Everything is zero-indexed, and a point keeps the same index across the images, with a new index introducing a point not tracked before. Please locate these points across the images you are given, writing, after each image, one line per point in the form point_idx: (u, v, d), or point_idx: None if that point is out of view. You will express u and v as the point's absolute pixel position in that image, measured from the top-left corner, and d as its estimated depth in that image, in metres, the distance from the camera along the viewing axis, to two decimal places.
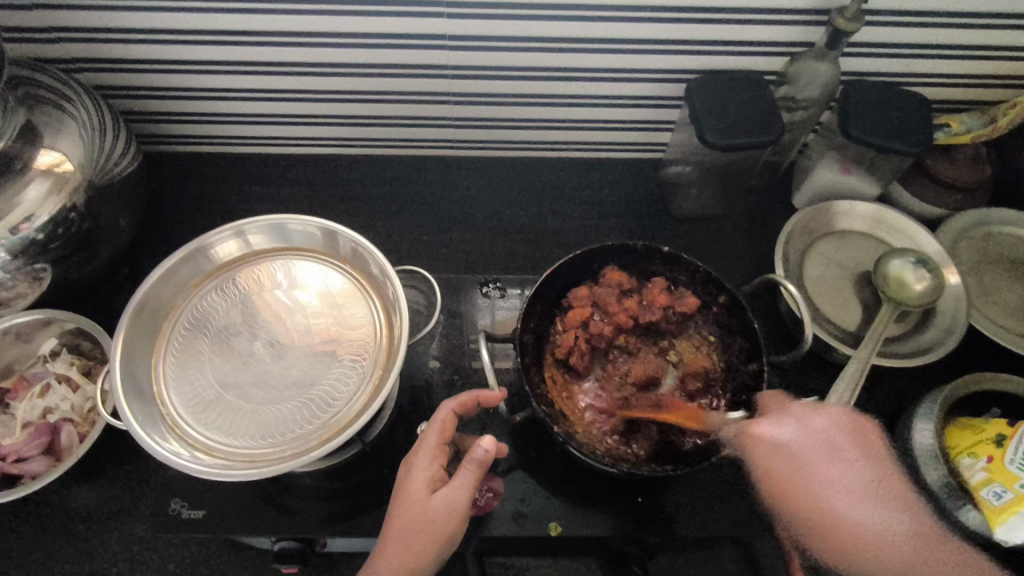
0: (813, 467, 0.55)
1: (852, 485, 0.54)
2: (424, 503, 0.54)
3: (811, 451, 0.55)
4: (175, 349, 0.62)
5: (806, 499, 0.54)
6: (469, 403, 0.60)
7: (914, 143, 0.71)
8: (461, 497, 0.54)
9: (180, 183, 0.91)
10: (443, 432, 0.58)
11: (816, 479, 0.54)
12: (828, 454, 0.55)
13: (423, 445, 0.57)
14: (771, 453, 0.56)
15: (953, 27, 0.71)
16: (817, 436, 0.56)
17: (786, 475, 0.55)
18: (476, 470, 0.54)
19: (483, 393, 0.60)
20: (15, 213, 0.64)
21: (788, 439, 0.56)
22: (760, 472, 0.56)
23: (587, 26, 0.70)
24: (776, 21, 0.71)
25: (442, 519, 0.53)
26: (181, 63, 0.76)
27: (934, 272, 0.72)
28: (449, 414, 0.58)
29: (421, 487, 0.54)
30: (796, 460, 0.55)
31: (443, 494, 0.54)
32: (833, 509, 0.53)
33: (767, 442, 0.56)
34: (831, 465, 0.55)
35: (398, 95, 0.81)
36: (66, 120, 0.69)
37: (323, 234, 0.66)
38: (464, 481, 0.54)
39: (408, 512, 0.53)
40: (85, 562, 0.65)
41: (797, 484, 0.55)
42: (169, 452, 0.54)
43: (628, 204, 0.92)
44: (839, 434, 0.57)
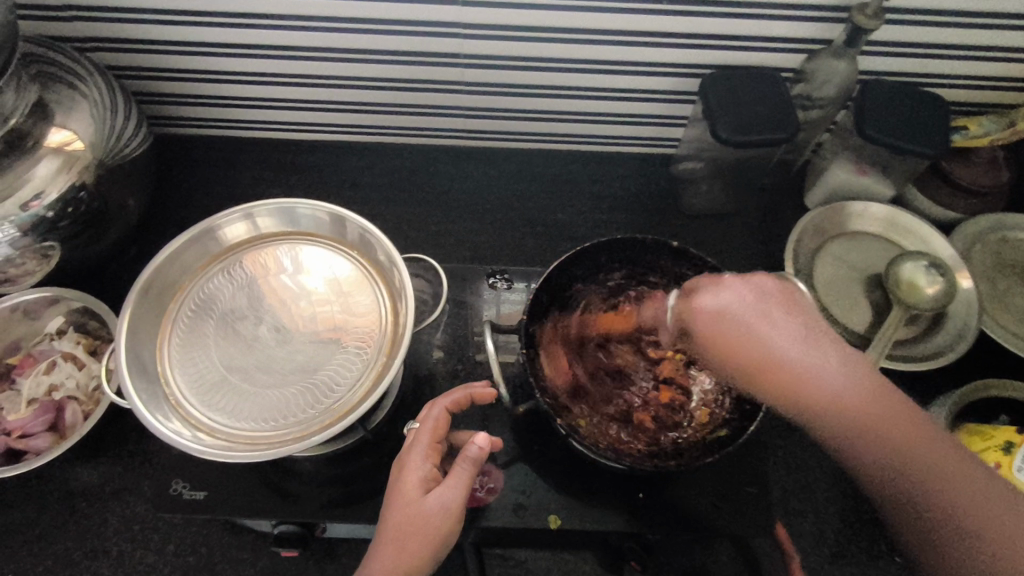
0: (772, 323, 0.48)
1: (807, 337, 0.47)
2: (419, 502, 0.53)
3: (744, 310, 0.49)
4: (181, 330, 0.62)
5: (751, 355, 0.47)
6: (460, 402, 0.60)
7: (929, 145, 0.70)
8: (457, 495, 0.53)
9: (190, 166, 0.91)
10: (435, 430, 0.57)
11: (763, 342, 0.47)
12: (761, 309, 0.48)
13: (416, 445, 0.56)
14: (714, 320, 0.50)
15: (977, 27, 0.70)
16: (774, 300, 0.49)
17: (738, 340, 0.48)
18: (472, 467, 0.54)
19: (476, 391, 0.61)
20: (25, 190, 0.65)
21: (720, 302, 0.50)
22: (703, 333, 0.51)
23: (602, 17, 0.70)
24: (795, 17, 0.70)
25: (437, 518, 0.52)
26: (193, 45, 0.75)
27: (946, 276, 0.71)
28: (441, 413, 0.58)
29: (415, 486, 0.54)
30: (795, 341, 0.47)
31: (439, 493, 0.53)
32: (802, 367, 0.46)
33: (706, 314, 0.51)
34: (784, 319, 0.48)
35: (410, 83, 0.81)
36: (78, 100, 0.69)
37: (332, 220, 0.65)
38: (457, 479, 0.54)
39: (403, 512, 0.53)
40: (87, 539, 0.65)
41: (755, 341, 0.47)
42: (172, 431, 0.54)
43: (637, 200, 0.91)
44: (773, 295, 0.49)
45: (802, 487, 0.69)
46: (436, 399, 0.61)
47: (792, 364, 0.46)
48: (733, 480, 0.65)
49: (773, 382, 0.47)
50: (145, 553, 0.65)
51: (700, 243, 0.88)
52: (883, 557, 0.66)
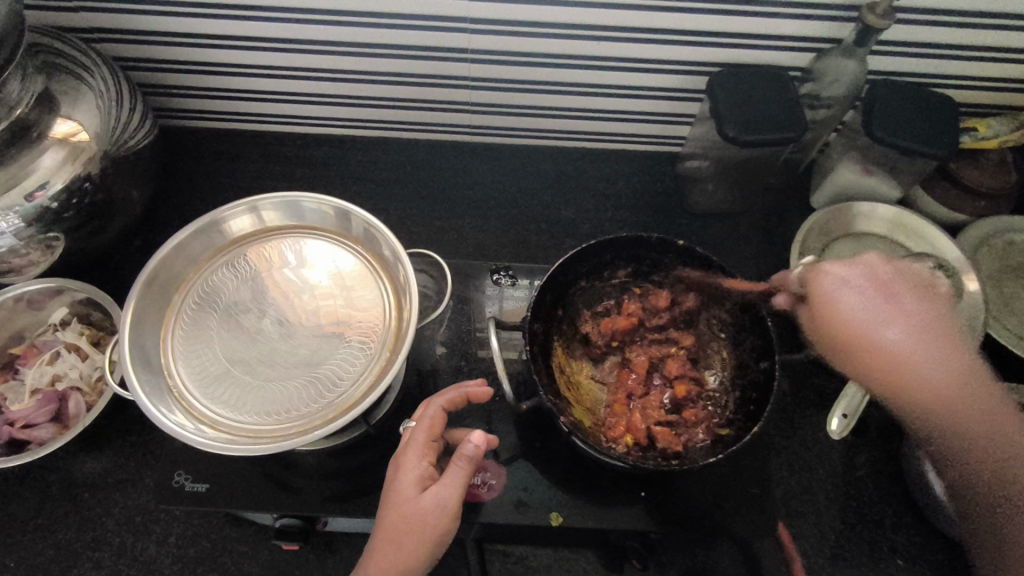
0: (880, 300, 0.56)
1: (891, 314, 0.55)
2: (414, 502, 0.53)
3: (861, 298, 0.56)
4: (184, 322, 0.62)
5: (862, 347, 0.54)
6: (458, 400, 0.60)
7: (937, 146, 0.69)
8: (452, 495, 0.53)
9: (195, 158, 0.91)
10: (431, 429, 0.57)
11: (859, 316, 0.55)
12: (891, 299, 0.56)
13: (412, 444, 0.57)
14: (835, 296, 0.56)
15: (987, 28, 0.69)
16: (874, 284, 0.56)
17: (853, 328, 0.55)
18: (467, 465, 0.54)
19: (472, 389, 0.60)
20: (30, 180, 0.64)
21: (849, 287, 0.56)
22: (823, 314, 0.57)
23: (611, 13, 0.69)
24: (804, 15, 0.69)
25: (432, 518, 0.53)
26: (199, 37, 0.75)
27: (952, 277, 0.70)
28: (437, 412, 0.58)
29: (411, 485, 0.54)
30: (874, 308, 0.55)
31: (434, 493, 0.53)
32: (887, 350, 0.54)
33: (828, 290, 0.57)
34: (877, 299, 0.56)
35: (416, 78, 0.80)
36: (84, 90, 0.69)
37: (337, 214, 0.65)
38: (452, 478, 0.54)
39: (398, 511, 0.53)
40: (88, 530, 0.65)
41: (861, 332, 0.55)
42: (174, 424, 0.54)
43: (642, 197, 0.91)
44: (898, 286, 0.56)
45: (804, 488, 0.69)
46: (433, 397, 0.60)
47: (875, 333, 0.54)
48: (737, 479, 0.65)
49: (867, 362, 0.54)
50: (147, 545, 0.65)
51: (704, 242, 0.87)
52: (885, 559, 0.66)
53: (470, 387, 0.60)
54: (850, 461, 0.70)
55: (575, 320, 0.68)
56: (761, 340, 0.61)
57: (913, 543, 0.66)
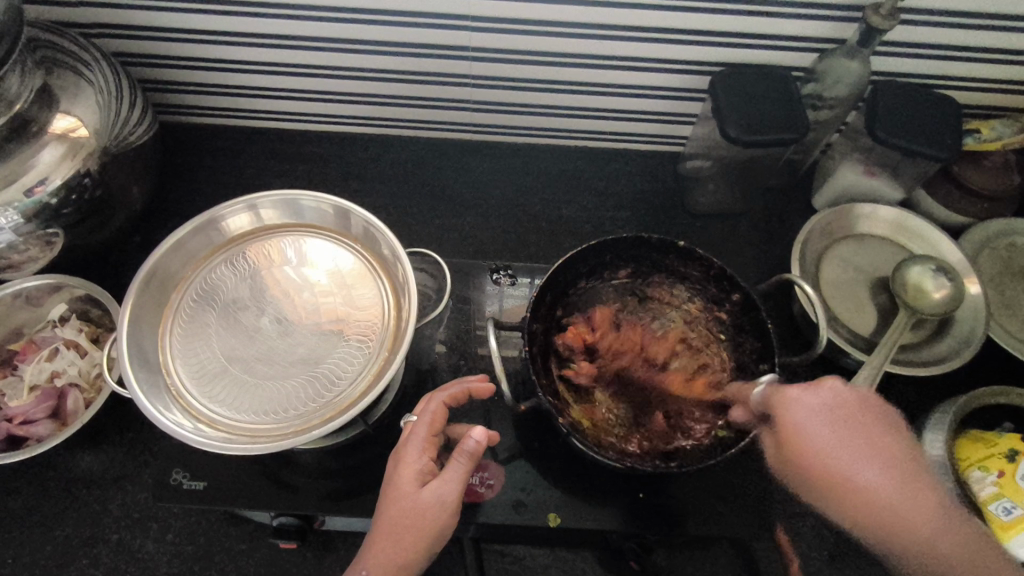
0: (837, 430, 0.49)
1: (849, 446, 0.48)
2: (414, 497, 0.53)
3: (822, 431, 0.49)
4: (183, 320, 0.61)
5: (836, 484, 0.47)
6: (458, 395, 0.60)
7: (942, 149, 0.69)
8: (453, 490, 0.53)
9: (195, 154, 0.91)
10: (432, 424, 0.57)
11: (817, 449, 0.48)
12: (850, 427, 0.49)
13: (412, 439, 0.56)
14: (803, 423, 0.50)
15: (993, 30, 0.69)
16: (836, 412, 0.50)
17: (820, 462, 0.48)
18: (468, 461, 0.54)
19: (474, 386, 0.60)
20: (29, 176, 0.64)
21: (809, 415, 0.50)
22: (789, 440, 0.50)
23: (614, 12, 0.69)
24: (808, 16, 0.69)
25: (432, 513, 0.53)
26: (200, 33, 0.75)
27: (955, 280, 0.70)
28: (439, 407, 0.58)
29: (411, 480, 0.54)
30: (840, 445, 0.48)
31: (434, 488, 0.53)
32: (850, 484, 0.47)
33: (795, 416, 0.50)
34: (834, 428, 0.49)
35: (418, 76, 0.80)
36: (83, 86, 0.69)
37: (336, 212, 0.65)
38: (454, 474, 0.54)
39: (397, 506, 0.53)
40: (86, 527, 0.65)
41: (829, 461, 0.48)
42: (172, 423, 0.54)
43: (643, 197, 0.91)
44: (842, 409, 0.50)
45: None
46: (434, 393, 0.60)
47: (842, 466, 0.48)
48: (736, 481, 0.65)
49: (835, 498, 0.47)
50: (145, 542, 0.65)
51: (705, 242, 0.87)
52: (883, 562, 0.65)
53: (472, 384, 0.61)
54: None
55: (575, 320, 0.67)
56: (762, 342, 0.62)
57: None
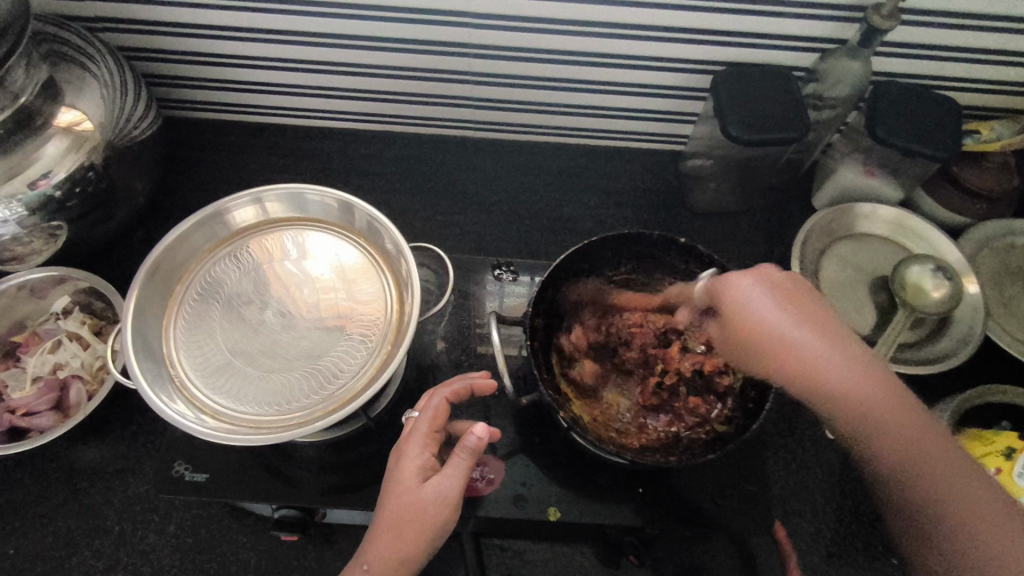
0: (797, 312, 0.52)
1: (819, 327, 0.51)
2: (415, 492, 0.53)
3: (814, 318, 0.52)
4: (187, 312, 0.62)
5: (782, 358, 0.51)
6: (461, 391, 0.60)
7: (941, 149, 0.69)
8: (453, 486, 0.54)
9: (198, 149, 0.91)
10: (434, 420, 0.57)
11: (776, 333, 0.51)
12: (794, 309, 0.52)
13: (413, 434, 0.56)
14: (745, 309, 0.53)
15: (992, 31, 0.69)
16: (798, 296, 0.53)
17: (774, 339, 0.51)
18: (469, 457, 0.54)
19: (475, 382, 0.61)
20: (33, 169, 0.64)
21: (757, 302, 0.53)
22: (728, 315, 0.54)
23: (617, 11, 0.69)
24: (810, 16, 0.69)
25: (433, 508, 0.53)
26: (204, 28, 0.75)
27: (954, 280, 0.70)
28: (442, 403, 0.57)
29: (411, 476, 0.54)
30: (786, 319, 0.51)
31: (435, 483, 0.53)
32: (814, 360, 0.50)
33: (738, 306, 0.53)
34: (816, 314, 0.52)
35: (420, 72, 0.80)
36: (88, 80, 0.69)
37: (340, 206, 0.65)
38: (455, 469, 0.54)
39: (400, 501, 0.53)
40: (88, 518, 0.66)
41: (769, 334, 0.52)
42: (176, 413, 0.54)
43: (644, 195, 0.91)
44: (799, 294, 0.53)
45: (801, 487, 0.69)
46: (438, 388, 0.60)
47: (785, 339, 0.51)
48: (735, 477, 0.66)
49: (784, 364, 0.51)
50: (146, 534, 0.66)
51: (705, 241, 0.88)
52: (880, 558, 0.66)
53: (473, 380, 0.61)
54: (847, 461, 0.70)
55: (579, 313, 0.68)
56: None
57: None
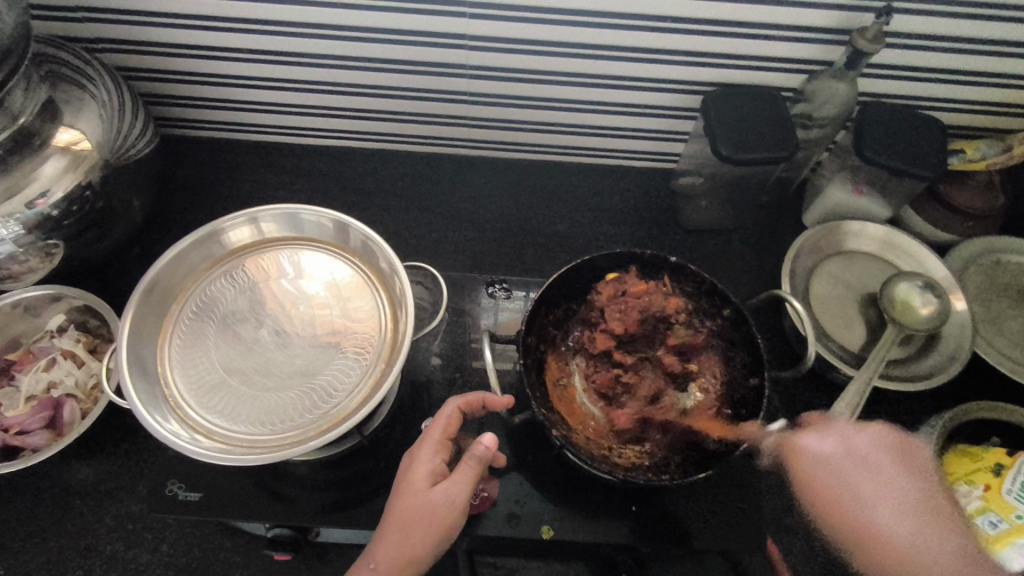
0: (879, 480, 0.60)
1: (906, 502, 0.59)
2: (424, 495, 0.55)
3: (902, 494, 0.60)
4: (182, 331, 0.62)
5: (849, 520, 0.59)
6: (475, 403, 0.61)
7: (927, 168, 0.70)
8: (462, 491, 0.55)
9: (195, 167, 0.92)
10: (447, 426, 0.59)
11: (861, 497, 0.59)
12: (864, 469, 0.60)
13: (426, 439, 0.58)
14: (815, 470, 0.61)
15: (975, 54, 0.71)
16: (895, 457, 0.62)
17: (843, 489, 0.60)
18: (477, 465, 0.55)
19: (490, 396, 0.61)
20: (31, 188, 0.65)
21: (825, 450, 0.61)
22: (808, 490, 0.61)
23: (607, 33, 0.71)
24: (797, 39, 0.71)
25: (441, 512, 0.54)
26: (203, 49, 0.76)
27: (940, 297, 0.72)
28: (454, 411, 0.59)
29: (422, 479, 0.56)
30: (852, 476, 0.60)
31: (444, 487, 0.55)
32: (900, 542, 0.57)
33: (809, 455, 0.61)
34: (899, 477, 0.61)
35: (415, 92, 0.82)
36: (87, 99, 0.70)
37: (335, 227, 0.66)
38: (463, 475, 0.55)
39: (408, 503, 0.55)
40: (79, 538, 0.65)
41: (841, 501, 0.59)
42: (169, 433, 0.54)
43: (636, 212, 0.93)
44: (872, 458, 0.61)
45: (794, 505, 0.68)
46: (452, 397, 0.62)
47: (855, 508, 0.59)
48: (727, 494, 0.66)
49: (842, 521, 0.59)
50: (139, 553, 0.65)
51: (699, 257, 0.89)
52: None
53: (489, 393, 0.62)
54: None
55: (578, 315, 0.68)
56: (752, 357, 0.63)
57: None
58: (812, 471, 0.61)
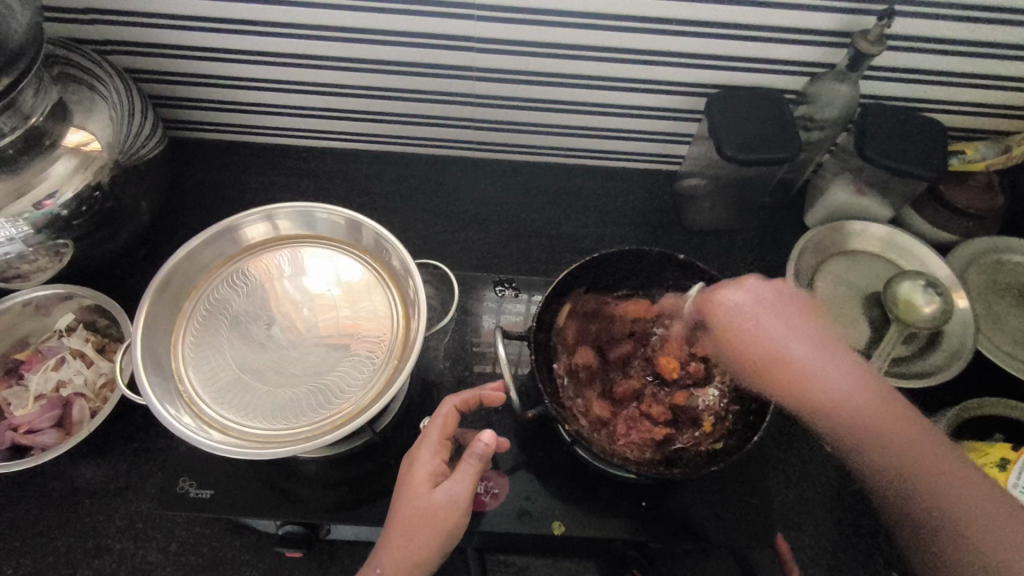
0: (785, 322, 0.56)
1: (817, 346, 0.55)
2: (426, 496, 0.55)
3: (807, 340, 0.55)
4: (196, 327, 0.62)
5: (764, 358, 0.54)
6: (471, 401, 0.62)
7: (928, 168, 0.72)
8: (463, 491, 0.55)
9: (202, 169, 0.92)
10: (445, 427, 0.59)
11: (762, 337, 0.55)
12: (785, 317, 0.56)
13: (424, 440, 0.58)
14: (731, 321, 0.57)
15: (975, 56, 0.72)
16: (774, 304, 0.57)
17: (758, 341, 0.55)
18: (477, 463, 0.56)
19: (486, 394, 0.62)
20: (41, 188, 0.65)
21: (743, 305, 0.57)
22: (729, 342, 0.57)
23: (614, 36, 0.72)
24: (799, 42, 0.72)
25: (444, 512, 0.55)
26: (212, 52, 0.77)
27: (943, 296, 0.73)
28: (451, 410, 0.60)
29: (423, 480, 0.56)
30: (762, 320, 0.56)
31: (446, 488, 0.55)
32: (807, 371, 0.53)
33: (729, 310, 0.57)
34: (804, 327, 0.56)
35: (423, 95, 0.83)
36: (97, 101, 0.71)
37: (348, 225, 0.67)
38: (465, 474, 0.56)
39: (411, 504, 0.55)
40: (89, 537, 0.65)
41: (756, 339, 0.55)
42: (185, 427, 0.54)
43: (641, 213, 0.94)
44: (796, 304, 0.57)
45: (800, 501, 0.70)
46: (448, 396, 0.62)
47: (773, 343, 0.55)
48: (736, 490, 0.66)
49: (766, 364, 0.54)
50: (149, 552, 0.65)
51: (703, 258, 0.89)
52: (880, 570, 0.67)
53: (486, 391, 0.63)
54: (844, 474, 0.71)
55: (596, 306, 0.70)
56: None
57: None
58: (738, 325, 0.57)
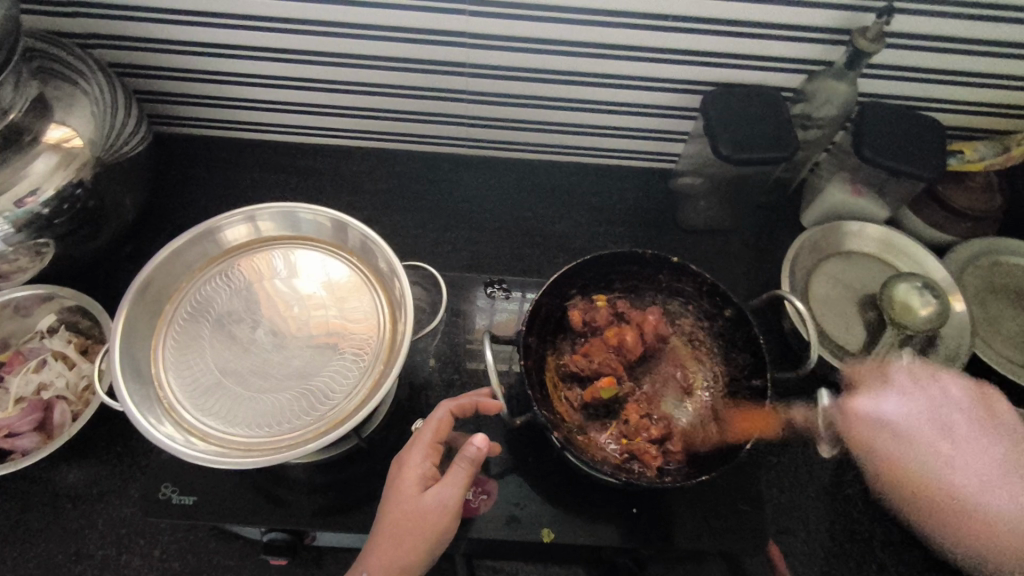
0: (952, 441, 0.62)
1: (993, 458, 0.60)
2: (415, 499, 0.54)
3: (992, 453, 0.60)
4: (177, 330, 0.61)
5: (916, 477, 0.62)
6: (467, 407, 0.60)
7: (926, 169, 0.70)
8: (453, 496, 0.54)
9: (188, 165, 0.90)
10: (438, 431, 0.58)
11: (914, 451, 0.62)
12: (927, 430, 0.62)
13: (416, 443, 0.57)
14: (873, 431, 0.65)
15: (975, 55, 0.71)
16: (932, 413, 0.63)
17: (894, 452, 0.64)
18: (468, 467, 0.55)
19: (484, 401, 0.60)
20: (21, 186, 0.63)
21: (892, 413, 0.64)
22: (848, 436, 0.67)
23: (609, 32, 0.70)
24: (797, 39, 0.71)
25: (433, 516, 0.54)
26: (199, 46, 0.75)
27: (940, 298, 0.71)
28: (445, 414, 0.58)
29: (412, 484, 0.55)
30: (925, 428, 0.62)
31: (436, 492, 0.54)
32: (932, 481, 0.61)
33: (870, 418, 0.65)
34: (982, 449, 0.61)
35: (414, 91, 0.81)
36: (78, 96, 0.69)
37: (334, 225, 0.65)
38: (455, 478, 0.55)
39: (400, 508, 0.54)
40: (70, 543, 0.64)
41: (899, 457, 0.64)
42: (164, 435, 0.53)
43: (635, 212, 0.92)
44: (963, 417, 0.63)
45: (793, 506, 0.69)
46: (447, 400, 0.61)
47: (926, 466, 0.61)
48: (728, 496, 0.66)
49: (898, 476, 0.64)
50: (131, 559, 0.64)
51: (697, 258, 0.88)
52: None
53: (481, 398, 0.61)
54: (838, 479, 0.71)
55: (577, 302, 0.68)
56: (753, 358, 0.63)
57: (901, 561, 0.66)
58: (865, 431, 0.66)
